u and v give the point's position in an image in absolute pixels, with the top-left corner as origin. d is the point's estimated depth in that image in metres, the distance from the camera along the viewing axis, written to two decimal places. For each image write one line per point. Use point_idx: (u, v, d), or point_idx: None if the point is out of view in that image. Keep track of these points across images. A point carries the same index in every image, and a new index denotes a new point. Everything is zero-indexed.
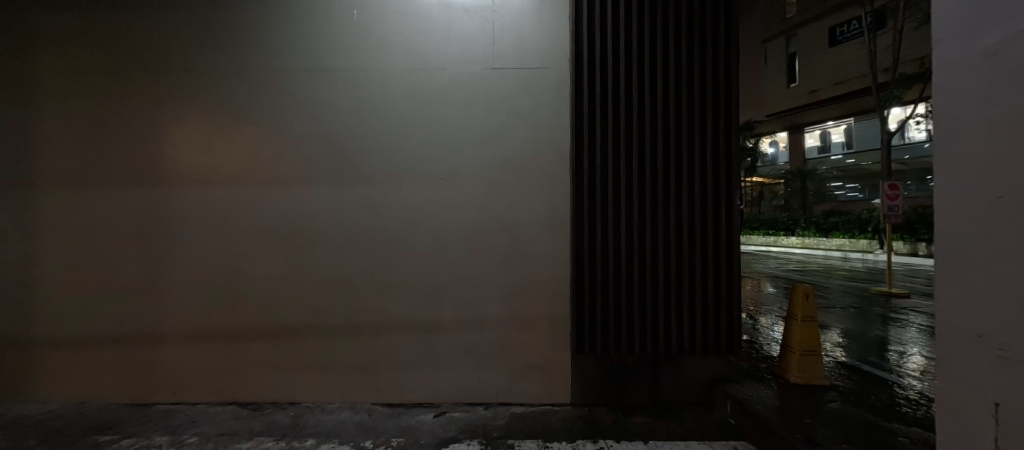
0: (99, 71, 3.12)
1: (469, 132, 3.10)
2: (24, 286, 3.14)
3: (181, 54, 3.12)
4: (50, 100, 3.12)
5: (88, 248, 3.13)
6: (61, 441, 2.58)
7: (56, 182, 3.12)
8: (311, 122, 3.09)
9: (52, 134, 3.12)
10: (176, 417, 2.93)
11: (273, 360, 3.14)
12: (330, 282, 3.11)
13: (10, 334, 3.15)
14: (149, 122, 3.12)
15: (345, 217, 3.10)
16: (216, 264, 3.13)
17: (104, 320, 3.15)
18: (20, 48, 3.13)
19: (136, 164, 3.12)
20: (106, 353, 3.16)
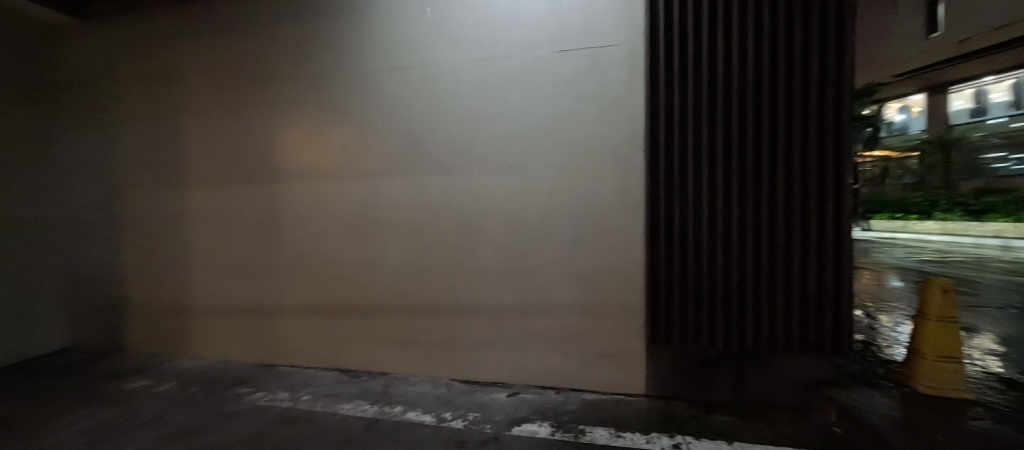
0: (227, 86, 3.70)
1: (538, 119, 3.08)
2: (183, 266, 3.92)
3: (284, 62, 3.55)
4: (193, 113, 3.80)
5: (224, 235, 3.79)
6: (214, 389, 3.22)
7: (200, 179, 3.81)
8: (392, 117, 3.32)
9: (196, 141, 3.79)
10: (293, 378, 3.45)
11: (366, 335, 3.52)
12: (410, 265, 3.37)
13: (176, 302, 3.97)
14: (262, 123, 3.63)
15: (422, 205, 3.31)
16: (317, 249, 3.57)
17: (238, 294, 3.80)
18: (172, 72, 3.85)
19: (255, 160, 3.66)
20: (240, 321, 3.82)
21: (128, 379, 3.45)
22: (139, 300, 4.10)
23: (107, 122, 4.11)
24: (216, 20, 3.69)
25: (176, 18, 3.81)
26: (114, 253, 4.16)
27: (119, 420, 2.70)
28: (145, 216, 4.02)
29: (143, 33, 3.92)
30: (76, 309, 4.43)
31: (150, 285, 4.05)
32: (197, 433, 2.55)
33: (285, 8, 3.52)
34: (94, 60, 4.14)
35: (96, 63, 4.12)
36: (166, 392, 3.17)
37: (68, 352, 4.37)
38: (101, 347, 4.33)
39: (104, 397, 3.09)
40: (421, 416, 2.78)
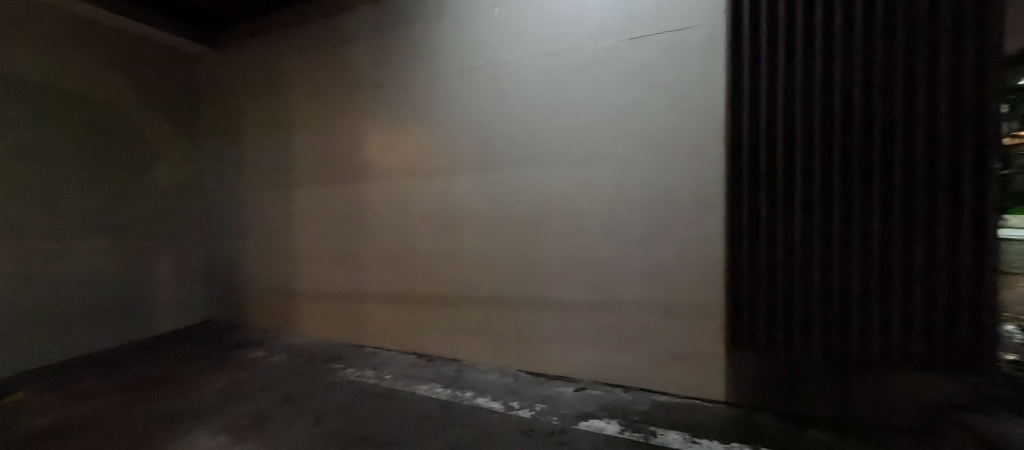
0: (320, 97, 4.17)
1: (605, 111, 3.01)
2: (288, 255, 4.55)
3: (367, 71, 3.90)
4: (294, 123, 4.36)
5: (320, 228, 4.30)
6: (316, 363, 3.72)
7: (301, 180, 4.37)
8: (463, 117, 3.49)
9: (297, 147, 4.36)
10: (378, 358, 3.84)
11: (440, 323, 3.76)
12: (480, 259, 3.53)
13: (284, 286, 4.62)
14: (349, 128, 4.04)
15: (490, 202, 3.44)
16: (396, 242, 3.90)
17: (331, 281, 4.30)
18: (278, 88, 4.46)
19: (344, 162, 4.10)
20: (333, 305, 4.32)
21: (250, 349, 4.12)
22: (256, 284, 4.84)
23: (230, 133, 4.89)
24: (312, 39, 4.18)
25: (282, 40, 4.39)
26: (238, 243, 4.96)
27: (244, 385, 3.28)
28: (260, 213, 4.72)
29: (258, 55, 4.60)
30: (212, 290, 5.38)
31: (265, 271, 4.76)
32: (301, 401, 3.01)
33: (369, 22, 3.86)
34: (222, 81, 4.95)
35: (224, 84, 4.93)
36: (279, 362, 3.74)
37: (209, 324, 5.33)
38: (230, 322, 5.20)
39: (233, 363, 3.74)
40: (490, 402, 2.94)
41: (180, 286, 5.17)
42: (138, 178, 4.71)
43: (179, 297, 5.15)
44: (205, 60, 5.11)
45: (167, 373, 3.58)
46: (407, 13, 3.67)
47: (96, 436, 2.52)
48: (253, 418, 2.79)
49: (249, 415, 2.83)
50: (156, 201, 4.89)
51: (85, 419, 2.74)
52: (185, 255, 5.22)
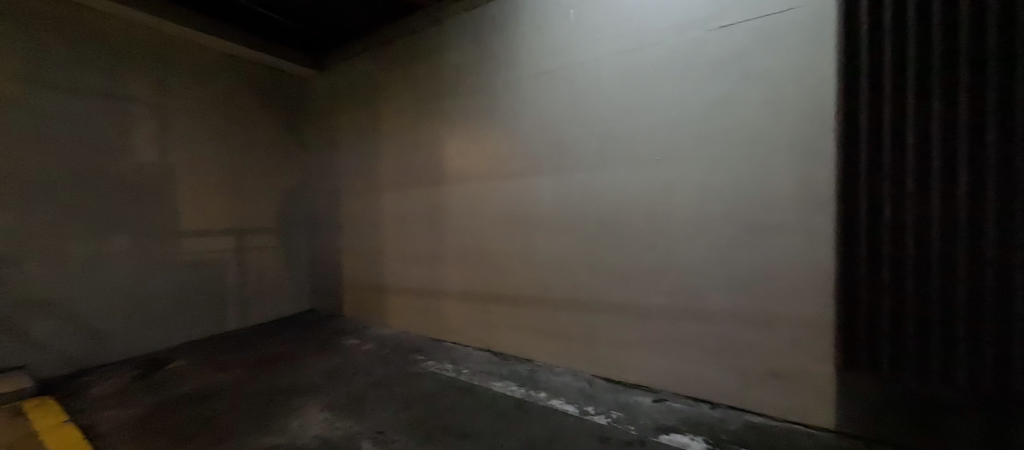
0: (405, 107, 4.55)
1: (688, 106, 2.85)
2: (376, 252, 5.03)
3: (449, 82, 4.15)
4: (382, 132, 4.82)
5: (405, 229, 4.67)
6: (401, 352, 4.05)
7: (387, 184, 4.81)
8: (536, 119, 3.55)
9: (384, 154, 4.81)
10: (455, 352, 4.05)
11: (513, 322, 3.86)
12: (554, 260, 3.55)
13: (372, 281, 5.11)
14: (430, 136, 4.34)
15: (563, 203, 3.45)
16: (471, 242, 4.10)
17: (413, 277, 4.65)
18: (370, 102, 4.96)
19: (425, 168, 4.41)
20: (414, 300, 4.66)
21: (346, 337, 4.61)
22: (351, 278, 5.39)
23: (330, 144, 5.54)
24: (401, 56, 4.59)
25: (375, 59, 4.88)
26: (337, 242, 5.56)
27: (343, 367, 3.68)
28: (353, 214, 5.28)
29: (355, 75, 5.15)
30: (315, 283, 6.03)
31: (358, 268, 5.28)
32: (389, 387, 3.30)
33: (450, 36, 4.12)
34: (326, 100, 5.62)
35: (327, 101, 5.59)
36: (370, 350, 4.14)
37: (312, 313, 5.98)
38: (330, 312, 5.81)
39: (333, 348, 4.23)
40: (564, 405, 2.93)
41: (292, 279, 5.86)
42: (263, 185, 5.47)
43: (292, 288, 5.86)
44: (313, 81, 5.84)
45: (282, 351, 4.17)
46: (486, 23, 3.84)
47: (232, 401, 3.04)
48: (349, 398, 3.13)
49: (346, 394, 3.18)
50: (275, 205, 5.65)
51: (226, 385, 3.33)
52: (296, 252, 5.90)
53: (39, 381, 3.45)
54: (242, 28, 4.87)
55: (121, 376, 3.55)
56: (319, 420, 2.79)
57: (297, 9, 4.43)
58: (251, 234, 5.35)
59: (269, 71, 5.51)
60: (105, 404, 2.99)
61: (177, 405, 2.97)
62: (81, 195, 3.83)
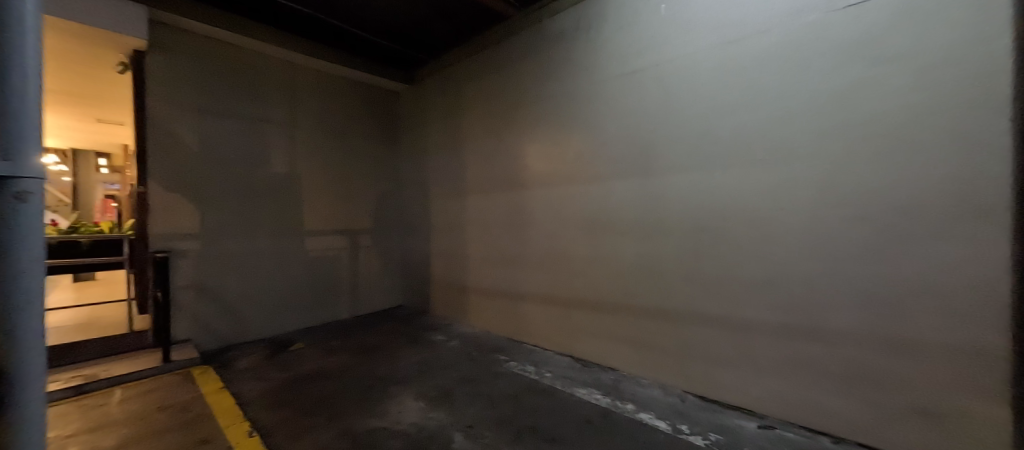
0: (489, 114, 4.76)
1: (804, 99, 2.54)
2: (460, 253, 5.32)
3: (534, 88, 4.22)
4: (467, 139, 5.10)
5: (489, 232, 4.85)
6: (484, 351, 4.21)
7: (472, 188, 5.06)
8: (623, 121, 3.47)
9: (469, 159, 5.08)
10: (536, 355, 4.10)
11: (596, 328, 3.79)
12: (641, 267, 3.41)
13: (456, 280, 5.42)
14: (513, 142, 4.47)
15: (651, 208, 3.31)
16: (552, 245, 4.13)
17: (494, 278, 4.83)
18: (455, 111, 5.27)
19: (508, 173, 4.55)
20: (495, 301, 4.83)
21: (434, 332, 4.92)
22: (438, 278, 5.74)
23: (419, 151, 6.00)
24: (487, 66, 4.79)
25: (463, 71, 5.16)
26: (425, 242, 5.96)
27: (432, 361, 3.95)
28: (439, 217, 5.65)
29: (444, 87, 5.50)
30: (405, 280, 6.50)
31: (445, 268, 5.60)
32: (475, 384, 3.44)
33: (535, 43, 4.20)
34: (416, 111, 6.08)
35: (417, 113, 6.04)
36: (456, 346, 4.37)
37: (402, 308, 6.44)
38: (418, 308, 6.22)
39: (422, 342, 4.54)
40: (654, 420, 2.78)
41: (387, 276, 6.37)
42: (366, 191, 6.04)
43: (387, 284, 6.37)
44: (404, 95, 6.36)
45: (378, 341, 4.59)
46: (571, 27, 3.84)
47: (342, 383, 3.46)
48: (439, 391, 3.34)
49: (436, 387, 3.40)
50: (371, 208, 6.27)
51: (336, 369, 3.78)
52: (390, 251, 6.42)
53: (201, 353, 4.25)
54: (349, 53, 5.48)
55: (258, 353, 4.21)
56: (416, 409, 3.03)
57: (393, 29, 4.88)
58: (356, 235, 5.92)
59: (370, 88, 6.09)
60: (250, 376, 3.61)
61: (300, 383, 3.46)
62: (232, 200, 4.61)
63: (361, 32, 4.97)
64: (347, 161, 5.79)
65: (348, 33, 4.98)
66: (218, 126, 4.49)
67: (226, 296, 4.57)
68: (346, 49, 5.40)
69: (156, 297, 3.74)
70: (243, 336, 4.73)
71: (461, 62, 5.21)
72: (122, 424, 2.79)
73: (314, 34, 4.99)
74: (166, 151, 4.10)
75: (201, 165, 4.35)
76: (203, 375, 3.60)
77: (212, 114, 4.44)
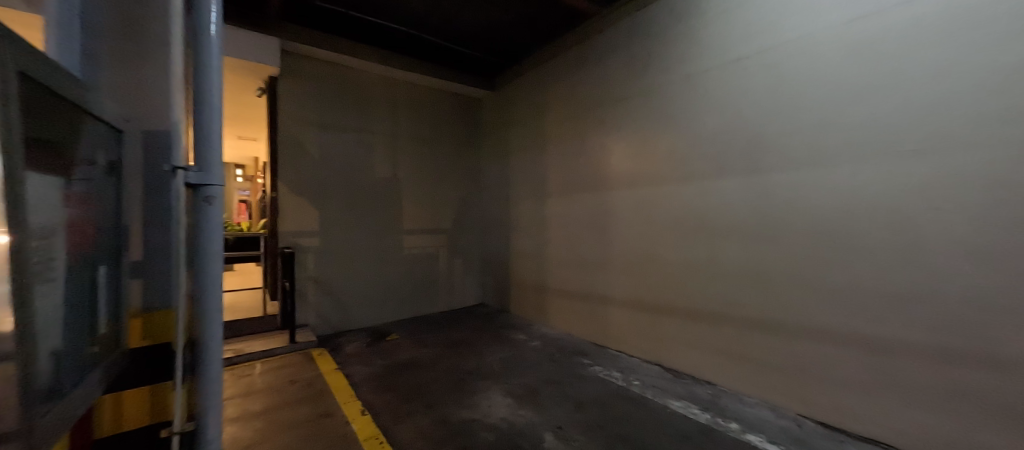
0: (575, 112, 4.84)
1: (959, 78, 2.20)
2: (539, 254, 5.50)
3: (623, 88, 4.20)
4: (551, 138, 5.26)
5: (573, 236, 4.89)
6: (568, 353, 4.27)
7: (554, 190, 5.21)
8: (721, 113, 3.32)
9: (552, 158, 5.24)
10: (622, 361, 4.02)
11: (687, 336, 3.60)
12: (741, 272, 3.20)
13: (536, 280, 5.59)
14: (597, 143, 4.49)
15: (758, 209, 3.08)
16: (637, 248, 4.03)
17: (576, 280, 4.87)
18: (540, 110, 5.45)
19: (591, 175, 4.59)
20: (578, 304, 4.86)
21: (516, 331, 5.10)
22: (520, 278, 5.93)
23: (501, 152, 6.29)
24: (572, 70, 4.87)
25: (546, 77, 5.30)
26: (507, 244, 6.21)
27: (515, 361, 4.10)
28: (520, 219, 5.91)
29: (526, 93, 5.69)
30: (485, 280, 6.82)
31: (527, 269, 5.78)
32: (562, 385, 3.48)
33: (624, 42, 4.19)
34: (498, 118, 6.36)
35: (499, 117, 6.34)
36: (538, 348, 4.49)
37: (484, 306, 6.76)
38: (499, 308, 6.47)
39: (506, 340, 4.72)
40: (766, 444, 2.52)
41: (470, 275, 6.77)
42: (453, 195, 6.49)
43: (471, 284, 6.76)
44: (486, 102, 6.70)
45: (464, 337, 4.93)
46: (667, 17, 3.76)
47: (434, 374, 3.78)
48: (525, 389, 3.44)
49: (522, 385, 3.52)
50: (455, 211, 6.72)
51: (426, 361, 4.12)
52: (473, 252, 6.79)
53: (318, 335, 4.95)
54: (439, 65, 5.93)
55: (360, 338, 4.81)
56: (506, 405, 3.17)
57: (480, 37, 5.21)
58: (444, 235, 6.36)
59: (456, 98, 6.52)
60: (356, 361, 4.17)
61: (394, 372, 3.83)
62: (345, 203, 5.26)
63: (450, 45, 5.39)
64: (437, 168, 6.26)
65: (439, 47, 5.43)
66: (336, 141, 5.15)
67: (339, 288, 5.22)
68: (437, 62, 5.86)
69: (283, 285, 4.51)
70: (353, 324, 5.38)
71: (545, 67, 5.35)
72: (261, 391, 3.44)
73: (411, 51, 5.52)
74: (294, 159, 4.82)
75: (322, 175, 5.05)
76: (319, 355, 4.26)
77: (331, 129, 5.13)
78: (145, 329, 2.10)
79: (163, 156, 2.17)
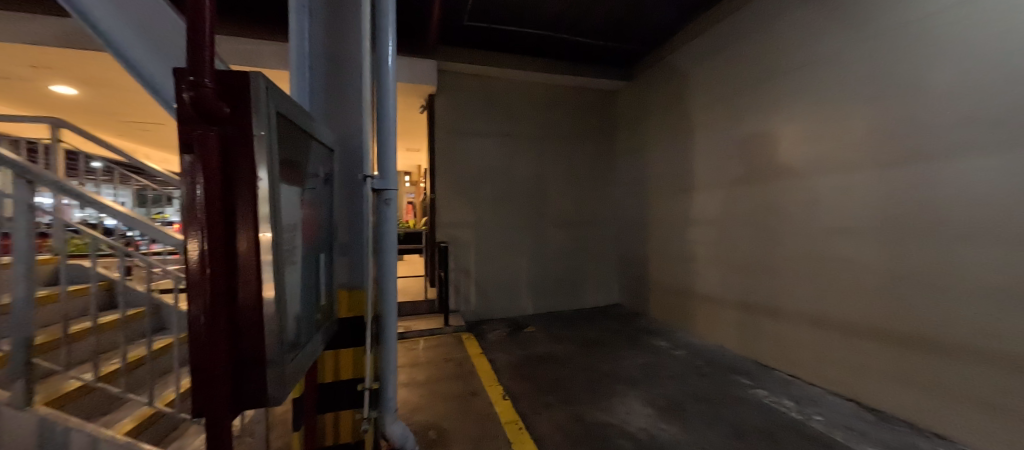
0: (732, 94, 4.89)
1: None
2: (688, 256, 5.73)
3: (794, 60, 4.10)
4: (701, 124, 5.40)
5: (726, 224, 5.06)
6: (723, 370, 4.39)
7: (703, 183, 5.42)
8: (955, 64, 2.91)
9: (704, 142, 5.37)
10: (793, 389, 3.92)
11: (890, 367, 3.35)
12: (981, 285, 2.79)
13: (685, 283, 5.82)
14: (776, 123, 4.33)
15: (1000, 220, 2.69)
16: (819, 257, 3.92)
17: (735, 285, 4.93)
18: (691, 97, 5.58)
19: (765, 162, 4.50)
20: (739, 313, 4.88)
21: (657, 339, 5.50)
22: (664, 284, 6.25)
23: (647, 148, 6.56)
24: (728, 46, 4.92)
25: (697, 65, 5.43)
26: (645, 247, 6.65)
27: (658, 369, 4.44)
28: (667, 222, 6.18)
29: (671, 90, 5.95)
30: (624, 284, 7.36)
31: (670, 272, 6.12)
32: (713, 405, 3.59)
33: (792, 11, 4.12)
34: (635, 118, 6.91)
35: (641, 117, 6.69)
36: (691, 362, 4.66)
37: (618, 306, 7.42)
38: (635, 309, 7.03)
39: (651, 349, 5.11)
40: None
41: (608, 275, 7.49)
42: (589, 196, 7.27)
43: (608, 286, 7.50)
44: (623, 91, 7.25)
45: (599, 337, 5.56)
46: None
47: (569, 372, 4.36)
48: (667, 402, 3.66)
49: (664, 398, 3.74)
50: (597, 216, 7.37)
51: (559, 358, 4.79)
52: (610, 254, 7.44)
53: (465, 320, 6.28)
54: (585, 63, 6.81)
55: (503, 329, 5.87)
56: (644, 415, 3.42)
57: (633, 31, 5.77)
58: (583, 234, 7.22)
59: (594, 90, 7.32)
60: (500, 349, 5.06)
61: (530, 363, 4.61)
62: (498, 208, 6.59)
63: (597, 41, 6.09)
64: (577, 176, 7.18)
65: (587, 44, 6.18)
66: (498, 149, 6.61)
67: (491, 281, 6.54)
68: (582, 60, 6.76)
69: (439, 274, 5.83)
70: (506, 310, 6.65)
71: (693, 47, 5.51)
72: (428, 364, 4.52)
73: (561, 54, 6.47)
74: (454, 166, 6.30)
75: (488, 178, 6.54)
76: (470, 340, 5.35)
77: (496, 139, 6.59)
78: (348, 303, 2.85)
79: (356, 165, 2.79)
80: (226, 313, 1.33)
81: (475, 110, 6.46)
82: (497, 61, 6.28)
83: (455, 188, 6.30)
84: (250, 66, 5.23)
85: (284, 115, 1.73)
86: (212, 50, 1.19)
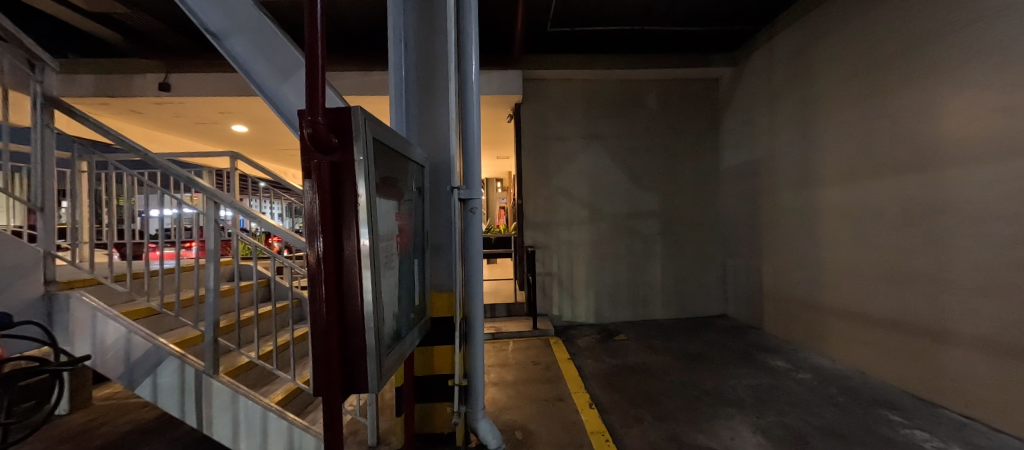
0: (871, 66, 4.05)
1: None
2: (816, 263, 4.86)
3: (962, 10, 3.19)
4: (831, 106, 4.59)
5: (867, 223, 4.17)
6: (863, 402, 3.59)
7: (835, 177, 4.56)
8: None
9: (833, 127, 4.57)
10: (971, 434, 3.00)
11: None
12: None
13: (811, 295, 4.95)
14: (937, 95, 3.42)
15: None
16: (1010, 266, 2.94)
17: (882, 300, 4.00)
18: (816, 76, 4.79)
19: (922, 144, 3.57)
20: (888, 334, 3.94)
21: (772, 357, 4.80)
22: (784, 294, 5.45)
23: (760, 138, 5.82)
24: (863, 10, 4.10)
25: (823, 38, 4.65)
26: (760, 252, 5.92)
27: (771, 392, 3.85)
28: (787, 223, 5.35)
29: (790, 70, 5.19)
30: (732, 293, 6.58)
31: (792, 281, 5.29)
32: (844, 441, 2.97)
33: None
34: (744, 106, 6.21)
35: (752, 105, 5.99)
36: (817, 388, 3.93)
37: (725, 318, 6.66)
38: (747, 323, 6.24)
39: (765, 368, 4.46)
40: None
41: (713, 283, 6.78)
42: (687, 196, 6.71)
43: (712, 295, 6.79)
44: (727, 78, 6.58)
45: (700, 351, 5.04)
46: None
47: (666, 387, 4.03)
48: (786, 432, 3.13)
49: (780, 427, 3.21)
50: (697, 218, 6.74)
51: (655, 370, 4.48)
52: (713, 260, 6.75)
53: (554, 324, 6.29)
54: (678, 52, 6.38)
55: (592, 336, 5.75)
56: (752, 443, 2.98)
57: (735, 10, 5.22)
58: (680, 237, 6.69)
59: (693, 81, 6.78)
60: (588, 356, 4.94)
61: (621, 373, 4.41)
62: (586, 211, 6.48)
63: (689, 28, 5.70)
64: (671, 175, 6.67)
65: (680, 32, 5.83)
66: (584, 152, 6.50)
67: (578, 286, 6.45)
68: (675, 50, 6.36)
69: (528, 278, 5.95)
70: (595, 316, 6.48)
71: (815, 18, 4.75)
72: (517, 366, 4.65)
73: (651, 45, 6.19)
74: (539, 171, 6.41)
75: (573, 182, 6.49)
76: (557, 345, 5.36)
77: (582, 142, 6.49)
78: (438, 305, 3.09)
79: (444, 178, 3.03)
80: (337, 312, 1.55)
81: (561, 114, 6.46)
82: (580, 62, 6.23)
83: (542, 193, 6.42)
84: (367, 95, 6.12)
85: (381, 140, 1.95)
86: (323, 90, 1.33)
